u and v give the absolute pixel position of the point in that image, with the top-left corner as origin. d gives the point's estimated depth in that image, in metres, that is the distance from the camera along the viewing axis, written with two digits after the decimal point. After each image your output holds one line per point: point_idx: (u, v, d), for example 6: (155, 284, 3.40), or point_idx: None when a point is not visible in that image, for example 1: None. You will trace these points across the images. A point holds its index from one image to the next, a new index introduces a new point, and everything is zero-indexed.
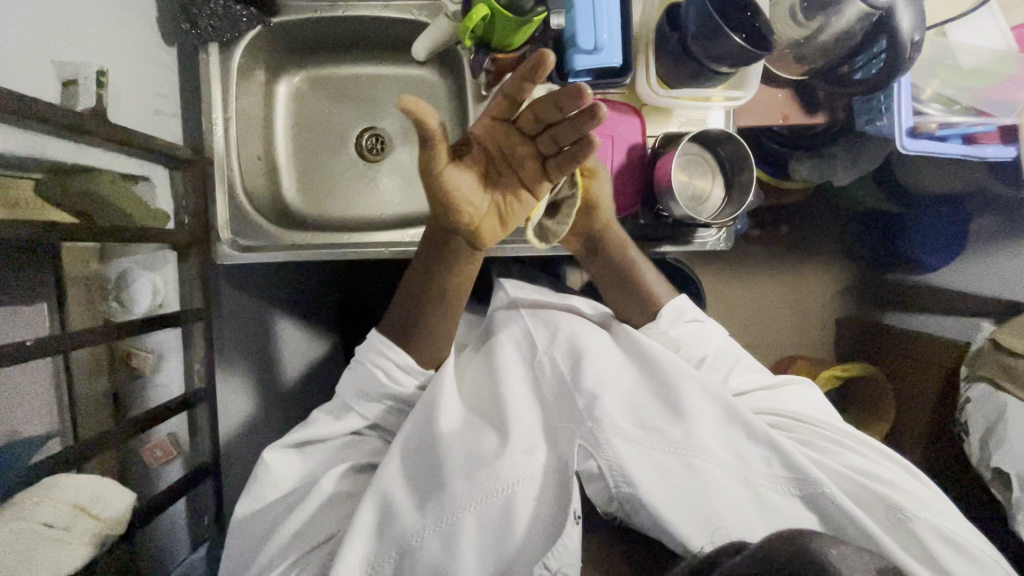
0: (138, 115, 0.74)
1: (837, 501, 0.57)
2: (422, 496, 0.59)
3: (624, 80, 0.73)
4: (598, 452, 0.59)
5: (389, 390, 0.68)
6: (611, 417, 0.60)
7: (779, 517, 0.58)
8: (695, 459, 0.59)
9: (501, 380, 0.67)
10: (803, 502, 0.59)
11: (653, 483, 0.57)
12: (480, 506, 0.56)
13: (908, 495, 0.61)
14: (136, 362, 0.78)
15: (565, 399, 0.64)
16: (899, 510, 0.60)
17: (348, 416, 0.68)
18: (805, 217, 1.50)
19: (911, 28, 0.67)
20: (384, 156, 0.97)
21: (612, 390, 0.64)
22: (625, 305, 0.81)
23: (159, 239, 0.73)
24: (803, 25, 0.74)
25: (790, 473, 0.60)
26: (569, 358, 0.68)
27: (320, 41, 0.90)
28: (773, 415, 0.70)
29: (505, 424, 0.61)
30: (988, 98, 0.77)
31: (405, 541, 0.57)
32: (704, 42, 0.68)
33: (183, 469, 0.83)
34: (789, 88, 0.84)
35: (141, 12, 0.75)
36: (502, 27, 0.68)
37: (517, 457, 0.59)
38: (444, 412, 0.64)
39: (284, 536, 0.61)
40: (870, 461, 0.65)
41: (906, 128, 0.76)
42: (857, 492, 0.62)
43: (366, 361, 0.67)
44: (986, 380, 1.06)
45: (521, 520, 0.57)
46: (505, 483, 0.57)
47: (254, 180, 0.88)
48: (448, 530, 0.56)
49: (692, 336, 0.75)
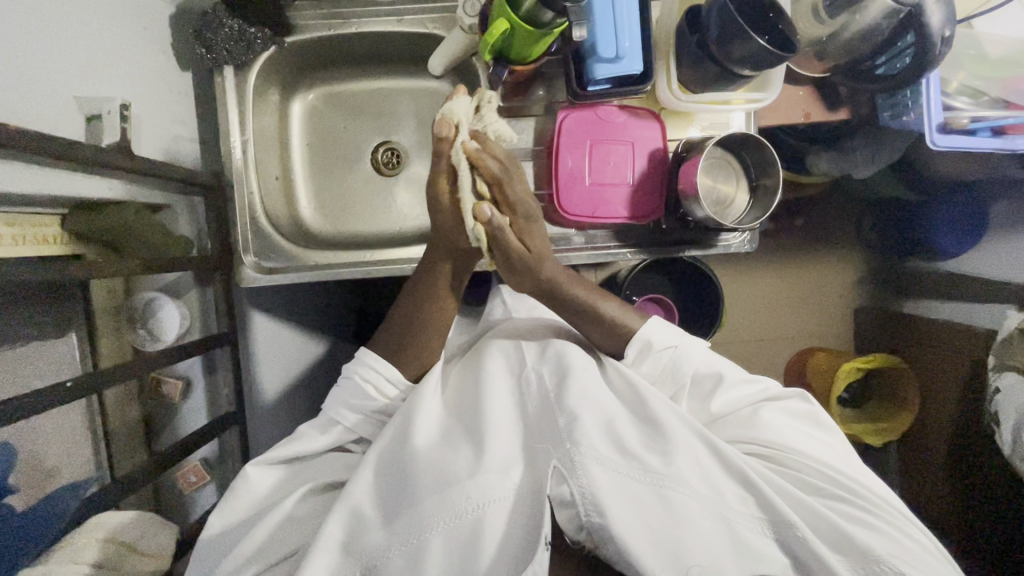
0: (158, 143, 0.74)
1: (811, 545, 0.57)
2: (392, 513, 0.59)
3: (644, 87, 0.72)
4: (572, 476, 0.58)
5: (378, 403, 0.70)
6: (590, 441, 0.60)
7: (752, 556, 0.57)
8: (670, 491, 0.58)
9: (484, 399, 0.66)
10: (778, 543, 0.59)
11: (625, 514, 0.57)
12: (447, 526, 0.56)
13: (890, 544, 0.59)
14: (166, 388, 0.79)
15: (547, 419, 0.63)
16: (876, 561, 0.58)
17: (331, 429, 0.69)
18: (822, 208, 1.48)
19: (940, 25, 0.66)
20: (400, 169, 0.96)
21: (593, 411, 0.64)
22: (600, 335, 0.76)
23: (186, 266, 0.73)
24: (826, 24, 0.73)
25: (766, 512, 0.59)
26: (554, 375, 0.68)
27: (333, 58, 0.89)
28: (760, 447, 0.68)
29: (483, 442, 0.61)
30: (1017, 88, 0.75)
31: (372, 559, 0.57)
32: (725, 46, 0.67)
33: (216, 492, 0.84)
34: (809, 86, 0.82)
35: (157, 39, 0.75)
36: (521, 40, 0.67)
37: (491, 477, 0.58)
38: (420, 429, 0.65)
39: (247, 548, 0.59)
40: (857, 505, 0.62)
41: (936, 124, 0.74)
42: (836, 538, 0.60)
43: (355, 374, 0.71)
44: (1016, 370, 1.05)
45: (489, 542, 0.56)
46: (474, 503, 0.57)
47: (273, 200, 0.88)
48: (415, 548, 0.56)
49: (666, 366, 0.74)
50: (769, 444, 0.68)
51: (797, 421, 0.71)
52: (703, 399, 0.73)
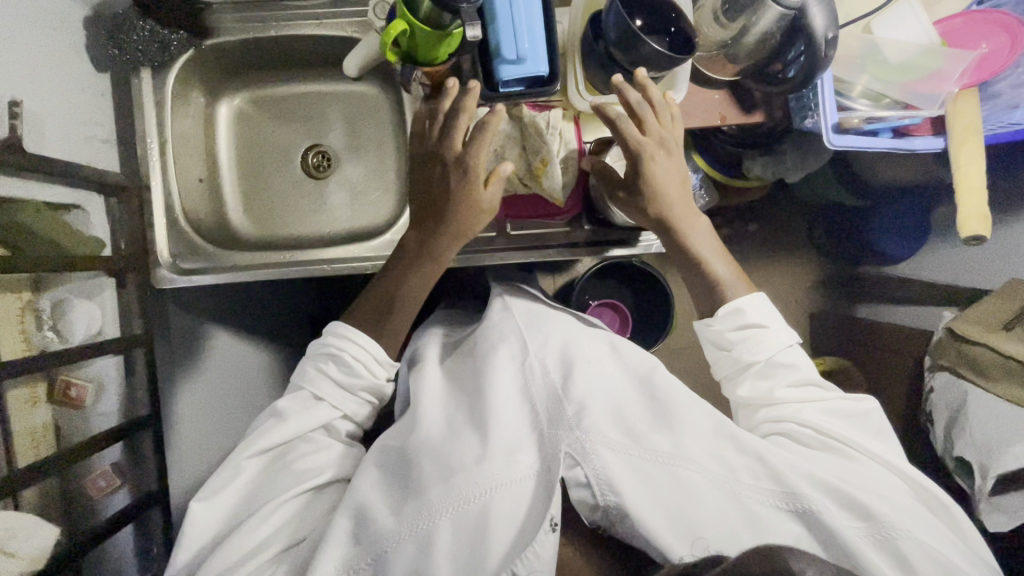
0: (66, 142, 0.74)
1: (825, 518, 0.59)
2: (399, 501, 0.62)
3: (552, 89, 0.73)
4: (585, 460, 0.62)
5: (363, 381, 0.72)
6: (597, 427, 0.64)
7: (767, 530, 0.60)
8: (680, 469, 0.62)
9: (490, 390, 0.70)
10: (792, 517, 0.61)
11: (637, 491, 0.61)
12: (457, 511, 0.59)
13: (902, 514, 0.62)
14: (76, 393, 0.75)
15: (555, 408, 0.67)
16: (887, 531, 0.60)
17: (319, 404, 0.71)
18: (772, 212, 1.43)
19: (823, 27, 0.68)
20: (330, 172, 0.96)
21: (600, 399, 0.68)
22: (694, 292, 0.79)
23: (93, 266, 0.72)
24: (726, 27, 0.74)
25: (778, 487, 0.62)
26: (559, 368, 0.73)
27: (258, 62, 0.90)
28: (772, 430, 0.71)
29: (489, 428, 0.65)
30: (915, 91, 0.78)
31: (382, 546, 0.59)
32: (624, 47, 0.68)
33: (128, 497, 0.82)
34: (723, 88, 0.83)
35: (68, 39, 0.75)
36: (422, 41, 0.69)
37: (500, 462, 0.62)
38: (427, 419, 0.70)
39: (238, 543, 0.62)
40: (870, 478, 0.65)
41: (832, 125, 0.77)
42: (852, 509, 0.62)
43: (343, 351, 0.72)
44: (947, 368, 1.06)
45: (498, 523, 0.59)
46: (482, 488, 0.60)
47: (196, 203, 0.88)
48: (424, 535, 0.58)
49: (749, 340, 0.73)
50: (784, 422, 0.70)
51: (835, 409, 0.71)
52: (773, 380, 0.72)
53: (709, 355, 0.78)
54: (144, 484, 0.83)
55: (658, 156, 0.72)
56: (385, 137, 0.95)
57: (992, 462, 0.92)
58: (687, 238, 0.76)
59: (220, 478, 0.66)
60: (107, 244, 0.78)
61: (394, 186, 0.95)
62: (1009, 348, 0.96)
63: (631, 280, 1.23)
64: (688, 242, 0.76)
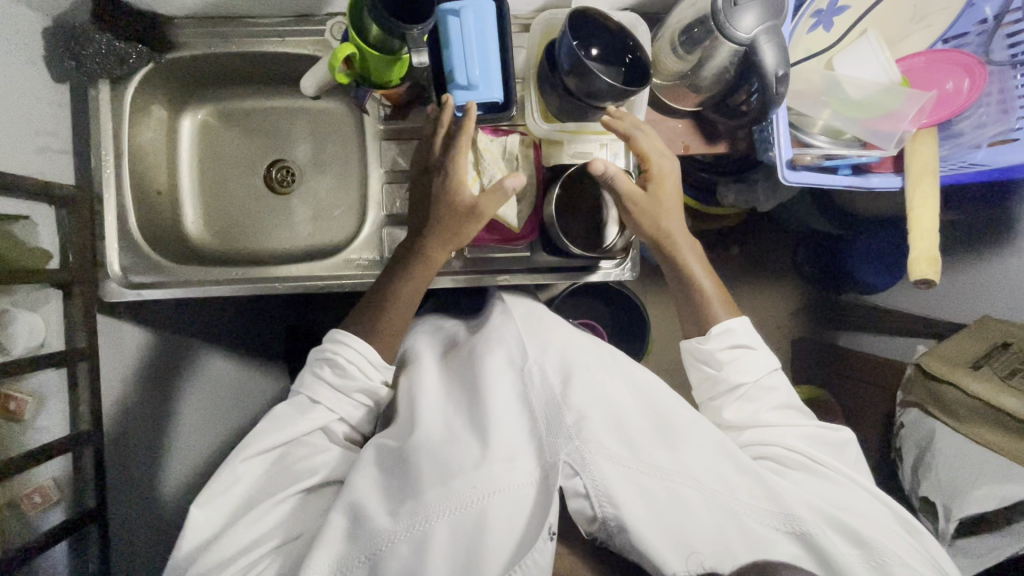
0: (15, 153, 0.73)
1: (821, 539, 0.59)
2: (397, 502, 0.61)
3: (509, 112, 0.72)
4: (584, 471, 0.60)
5: (358, 382, 0.71)
6: (597, 438, 0.62)
7: (767, 551, 0.59)
8: (678, 485, 0.61)
9: (488, 395, 0.70)
10: (790, 537, 0.60)
11: (636, 506, 0.59)
12: (455, 515, 0.58)
13: (894, 542, 0.61)
14: (14, 406, 0.73)
15: (553, 416, 0.66)
16: (881, 558, 0.59)
17: (312, 409, 0.69)
18: (754, 236, 1.39)
19: (773, 64, 0.66)
20: (294, 188, 0.96)
21: (599, 409, 0.66)
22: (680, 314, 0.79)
23: (38, 280, 0.71)
24: (684, 59, 0.73)
25: (778, 508, 0.61)
26: (558, 373, 0.72)
27: (220, 77, 0.89)
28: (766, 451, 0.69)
29: (488, 436, 0.65)
30: (874, 128, 0.77)
31: (377, 545, 0.58)
32: (578, 78, 0.68)
33: (65, 513, 0.79)
34: (688, 118, 0.82)
35: (24, 50, 0.74)
36: (373, 63, 0.69)
37: (496, 468, 0.61)
38: (424, 421, 0.69)
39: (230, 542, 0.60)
40: (859, 503, 0.65)
41: (785, 160, 0.75)
42: (846, 534, 0.61)
43: (337, 354, 0.71)
44: (915, 405, 1.03)
45: (494, 528, 0.58)
46: (479, 493, 0.60)
47: (151, 216, 0.87)
48: (419, 537, 0.58)
49: (738, 360, 0.72)
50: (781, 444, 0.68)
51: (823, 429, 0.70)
52: (758, 403, 0.71)
53: (693, 373, 0.76)
54: (83, 503, 0.80)
55: (671, 173, 0.74)
56: (349, 153, 0.94)
57: (957, 505, 0.89)
58: (685, 257, 0.76)
59: (212, 478, 0.64)
60: (55, 256, 0.77)
61: (356, 204, 0.93)
62: (975, 388, 0.93)
63: (602, 303, 1.21)
64: (689, 268, 0.76)
